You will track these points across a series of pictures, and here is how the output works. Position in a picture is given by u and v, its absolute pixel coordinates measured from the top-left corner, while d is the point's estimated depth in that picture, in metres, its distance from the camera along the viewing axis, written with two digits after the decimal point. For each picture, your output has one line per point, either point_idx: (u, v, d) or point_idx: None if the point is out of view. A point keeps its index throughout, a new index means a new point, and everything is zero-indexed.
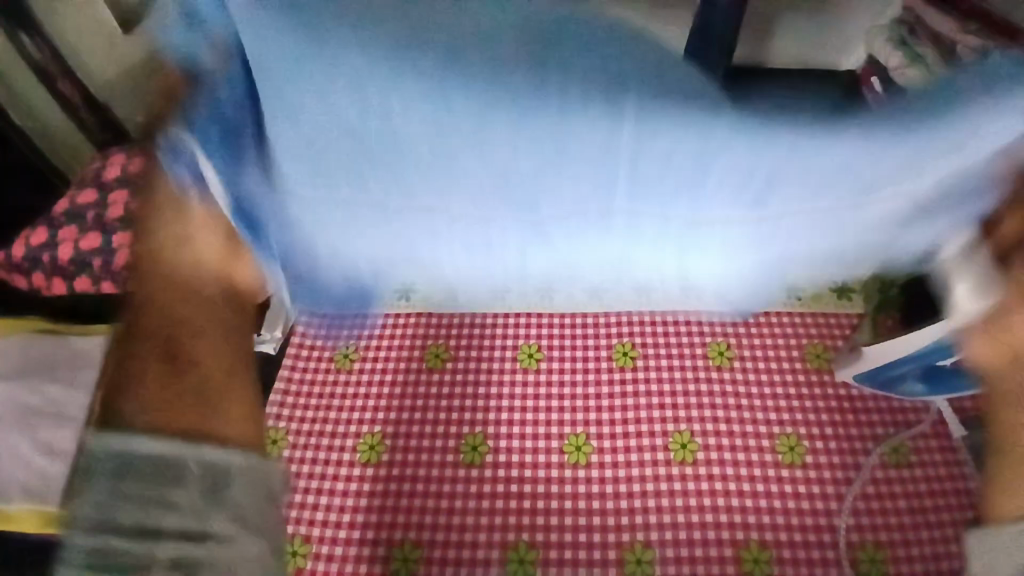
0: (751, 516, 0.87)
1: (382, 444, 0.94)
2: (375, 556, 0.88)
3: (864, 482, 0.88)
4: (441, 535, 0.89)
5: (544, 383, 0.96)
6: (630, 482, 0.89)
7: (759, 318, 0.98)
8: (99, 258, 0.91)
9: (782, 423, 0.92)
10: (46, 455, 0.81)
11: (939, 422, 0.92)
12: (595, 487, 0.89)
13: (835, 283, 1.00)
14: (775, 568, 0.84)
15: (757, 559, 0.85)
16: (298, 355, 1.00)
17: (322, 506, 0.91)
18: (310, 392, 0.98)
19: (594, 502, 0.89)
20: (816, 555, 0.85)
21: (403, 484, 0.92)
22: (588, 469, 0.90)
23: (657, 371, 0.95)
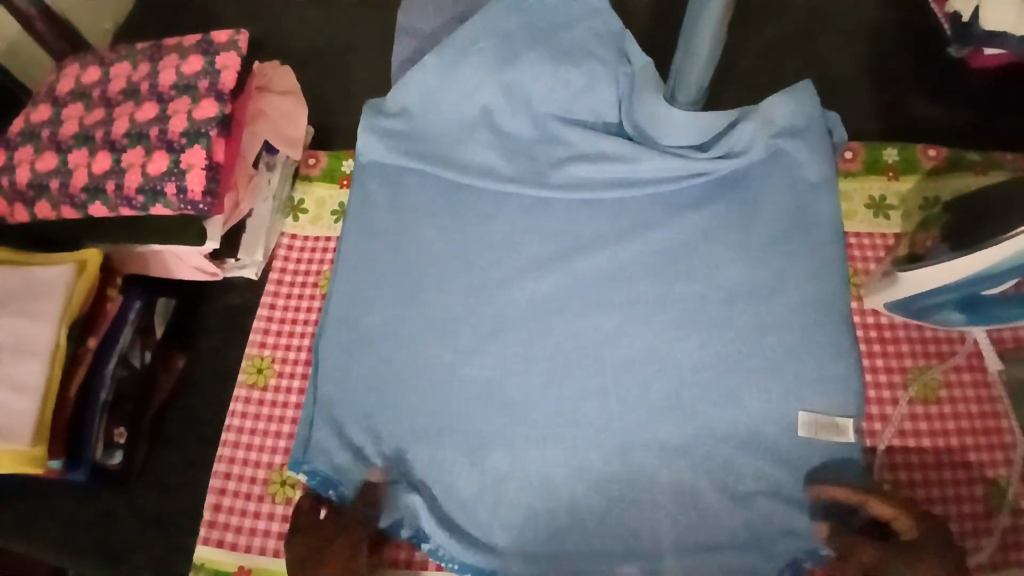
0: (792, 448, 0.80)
1: (331, 359, 0.85)
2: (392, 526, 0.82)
3: (903, 418, 0.82)
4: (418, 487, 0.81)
5: (558, 295, 0.89)
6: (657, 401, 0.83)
7: (862, 240, 0.90)
8: (56, 179, 0.82)
9: (911, 352, 0.85)
10: (9, 391, 0.72)
11: (974, 355, 0.84)
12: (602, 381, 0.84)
13: (873, 199, 0.91)
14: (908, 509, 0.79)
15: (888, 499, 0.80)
16: (281, 279, 0.93)
17: (286, 434, 0.85)
18: (283, 318, 0.90)
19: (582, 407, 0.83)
20: (955, 494, 0.79)
21: (365, 375, 0.84)
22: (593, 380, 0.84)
23: (648, 254, 0.90)
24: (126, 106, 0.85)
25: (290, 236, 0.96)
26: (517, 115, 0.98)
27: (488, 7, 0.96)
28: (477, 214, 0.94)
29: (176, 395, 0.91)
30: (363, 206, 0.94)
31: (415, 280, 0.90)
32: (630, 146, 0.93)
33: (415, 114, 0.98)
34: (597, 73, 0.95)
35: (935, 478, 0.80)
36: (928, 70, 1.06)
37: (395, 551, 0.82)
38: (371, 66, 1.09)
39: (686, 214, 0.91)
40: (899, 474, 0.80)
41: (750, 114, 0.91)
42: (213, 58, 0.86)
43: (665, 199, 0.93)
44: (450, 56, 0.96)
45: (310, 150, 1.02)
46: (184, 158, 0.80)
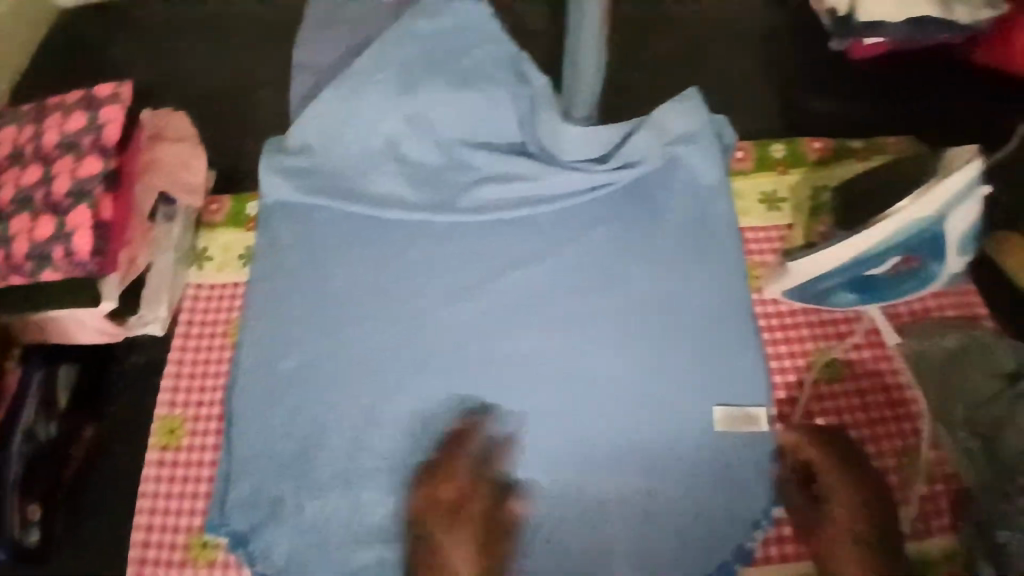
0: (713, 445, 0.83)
1: (246, 409, 0.83)
2: None
3: (812, 401, 0.85)
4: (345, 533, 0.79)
5: (476, 318, 0.89)
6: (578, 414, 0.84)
7: (759, 234, 0.93)
8: None
9: (814, 336, 0.88)
10: None
11: (872, 332, 0.88)
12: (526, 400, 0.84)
13: (764, 194, 0.94)
14: None
15: None
16: (189, 332, 0.90)
17: (203, 494, 0.82)
18: (192, 372, 0.88)
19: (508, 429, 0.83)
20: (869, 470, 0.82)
21: (286, 422, 0.83)
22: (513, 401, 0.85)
23: (561, 268, 0.91)
24: (9, 171, 0.82)
25: (195, 285, 0.93)
26: (422, 142, 0.98)
27: (380, 39, 0.97)
28: (387, 245, 0.93)
29: (89, 464, 0.88)
30: (271, 247, 0.93)
31: (328, 317, 0.88)
32: (533, 164, 0.95)
33: (317, 150, 0.98)
34: (495, 94, 0.96)
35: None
36: (814, 65, 1.11)
37: None
38: (272, 106, 1.08)
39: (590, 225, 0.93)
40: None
41: (643, 123, 0.94)
42: (96, 113, 0.83)
43: (573, 211, 0.94)
44: (347, 91, 0.96)
45: (212, 196, 1.00)
46: (71, 221, 0.77)
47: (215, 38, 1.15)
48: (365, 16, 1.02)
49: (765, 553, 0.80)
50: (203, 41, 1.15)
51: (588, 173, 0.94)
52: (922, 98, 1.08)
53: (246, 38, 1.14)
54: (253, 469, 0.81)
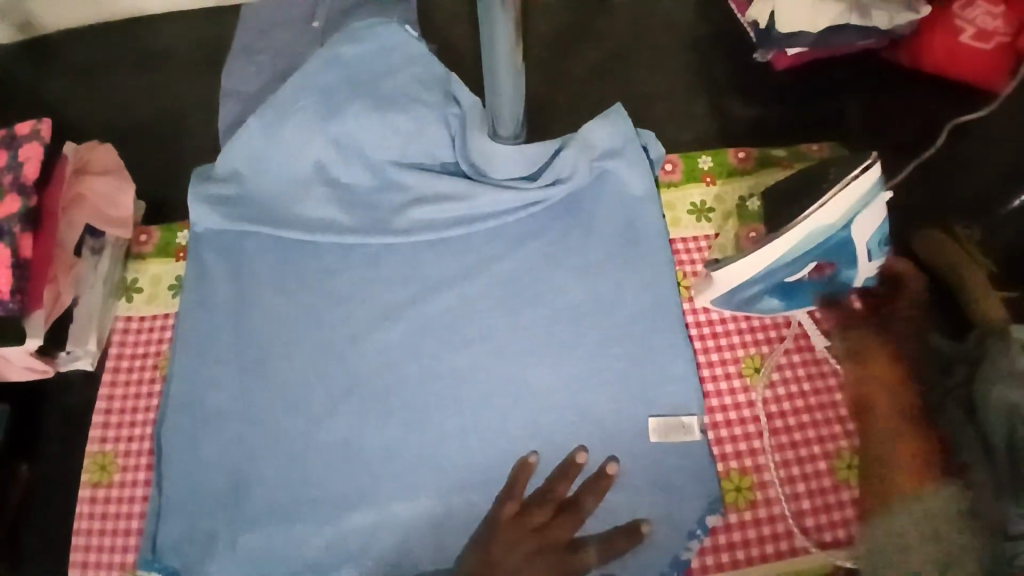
0: (647, 458, 0.84)
1: (177, 442, 0.83)
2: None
3: (744, 407, 0.87)
4: (283, 562, 0.78)
5: (411, 339, 0.89)
6: (514, 432, 0.84)
7: (689, 244, 0.94)
8: None
9: (744, 342, 0.90)
10: None
11: (801, 336, 0.90)
12: (461, 420, 0.85)
13: (693, 204, 0.96)
14: (759, 493, 0.83)
15: (740, 488, 0.84)
16: (118, 365, 0.88)
17: (136, 530, 0.81)
18: (123, 407, 0.86)
19: (445, 448, 0.83)
20: (799, 472, 0.83)
21: (219, 452, 0.82)
22: (449, 420, 0.85)
23: (494, 286, 0.92)
24: None
25: (124, 319, 0.92)
26: (352, 165, 0.98)
27: (304, 66, 0.97)
28: (322, 269, 0.94)
29: (24, 504, 0.86)
30: (201, 275, 0.93)
31: (263, 346, 0.88)
32: (462, 183, 0.96)
33: (247, 177, 0.97)
34: (423, 116, 0.98)
35: (780, 461, 0.84)
36: (742, 74, 1.13)
37: None
38: (206, 134, 1.08)
39: (523, 242, 0.94)
40: (746, 461, 0.85)
41: (571, 139, 0.95)
42: (17, 151, 0.83)
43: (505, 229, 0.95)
44: (274, 117, 0.96)
45: (142, 226, 0.98)
46: None
47: (148, 68, 1.14)
48: (293, 41, 1.03)
49: (701, 562, 0.81)
50: (136, 71, 1.14)
51: (519, 191, 0.94)
52: (847, 103, 1.11)
53: (178, 67, 1.14)
54: (184, 504, 0.80)
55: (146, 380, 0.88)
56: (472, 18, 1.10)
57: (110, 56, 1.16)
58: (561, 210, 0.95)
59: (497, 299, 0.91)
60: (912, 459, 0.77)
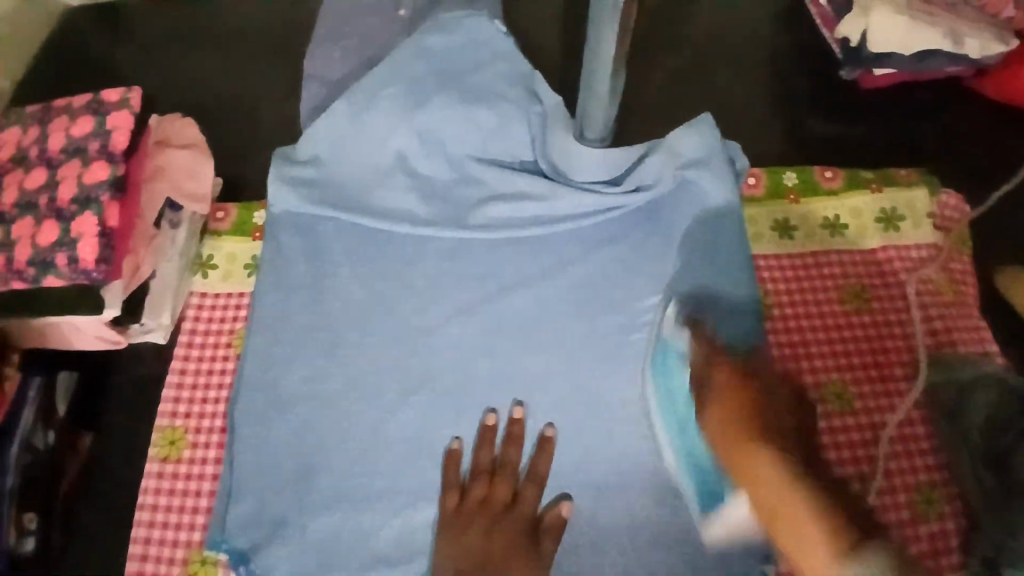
0: None
1: (249, 423, 0.82)
2: None
3: (825, 433, 0.84)
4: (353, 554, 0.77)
5: (485, 337, 0.88)
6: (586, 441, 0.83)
7: (773, 262, 0.92)
8: None
9: (825, 367, 0.87)
10: None
11: (884, 365, 0.87)
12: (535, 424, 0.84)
13: (776, 221, 0.94)
14: None
15: None
16: (192, 342, 0.88)
17: (204, 508, 0.80)
18: (195, 384, 0.86)
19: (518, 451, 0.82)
20: (881, 503, 0.81)
21: (290, 436, 0.82)
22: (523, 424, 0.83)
23: (571, 291, 0.90)
24: (13, 174, 0.81)
25: (200, 294, 0.92)
26: (431, 158, 0.97)
27: (391, 55, 0.96)
28: (398, 259, 0.93)
29: (87, 473, 0.86)
30: (277, 258, 0.92)
31: (337, 334, 0.87)
32: (543, 182, 0.94)
33: (327, 162, 0.97)
34: (507, 112, 0.96)
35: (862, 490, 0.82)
36: (824, 92, 1.11)
37: None
38: (282, 115, 1.07)
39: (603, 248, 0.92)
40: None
41: (657, 146, 0.93)
42: (105, 119, 0.81)
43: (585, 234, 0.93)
44: (358, 103, 0.95)
45: (218, 203, 0.98)
46: (76, 227, 0.75)
47: (224, 44, 1.14)
48: (378, 28, 1.02)
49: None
50: (212, 47, 1.14)
51: (601, 196, 0.93)
52: (933, 127, 1.08)
53: (257, 46, 1.13)
54: (253, 487, 0.79)
55: (219, 358, 0.88)
56: (556, 17, 1.09)
57: (186, 30, 1.15)
58: (644, 218, 0.93)
59: (574, 303, 0.90)
60: (761, 454, 0.70)
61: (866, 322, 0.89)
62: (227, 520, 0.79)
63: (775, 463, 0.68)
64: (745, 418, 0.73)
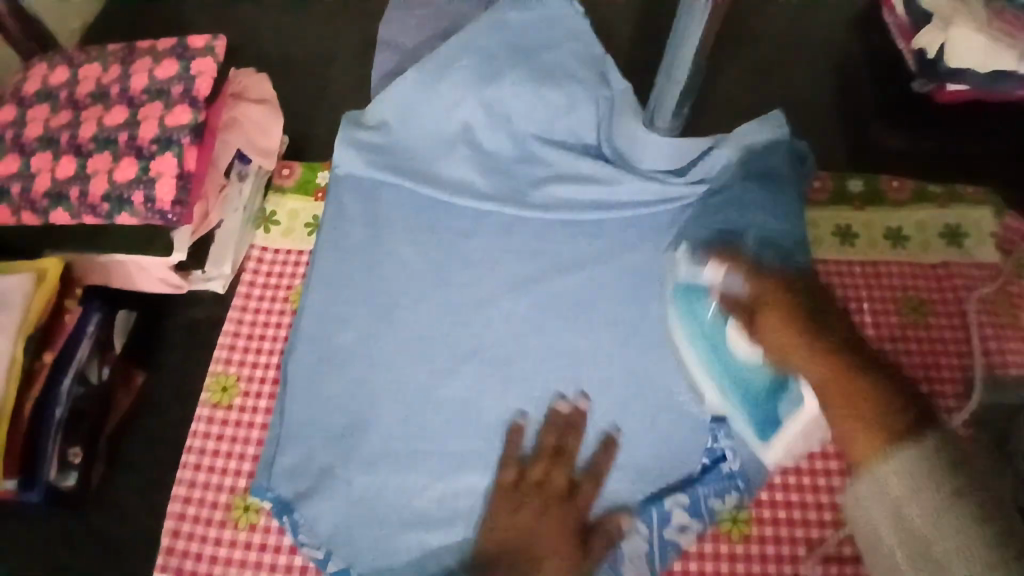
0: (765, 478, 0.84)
1: (300, 376, 0.84)
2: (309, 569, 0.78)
3: None
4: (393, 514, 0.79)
5: (537, 315, 0.88)
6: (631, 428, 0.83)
7: (833, 268, 0.91)
8: (18, 183, 0.79)
9: None
10: None
11: (940, 383, 0.86)
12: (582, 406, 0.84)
13: (838, 227, 0.94)
14: None
15: None
16: (250, 293, 0.90)
17: (250, 456, 0.82)
18: (250, 334, 0.88)
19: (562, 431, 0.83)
20: None
21: (340, 393, 0.84)
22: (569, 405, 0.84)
23: (626, 278, 0.90)
24: (94, 109, 0.82)
25: (260, 248, 0.93)
26: (496, 131, 0.95)
27: (468, 27, 0.95)
28: (455, 231, 0.93)
29: (136, 415, 0.86)
30: (337, 220, 0.93)
31: (392, 298, 0.89)
32: (608, 167, 0.92)
33: (394, 128, 0.97)
34: (581, 93, 0.94)
35: None
36: (894, 103, 1.10)
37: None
38: (350, 79, 1.07)
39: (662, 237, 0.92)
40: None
41: (724, 140, 0.92)
42: (188, 63, 0.82)
43: (645, 221, 0.92)
44: (431, 70, 0.95)
45: (283, 161, 1.00)
46: (154, 167, 0.76)
47: (297, 4, 1.14)
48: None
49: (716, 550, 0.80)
50: (284, 6, 1.14)
51: (663, 186, 0.92)
52: (1007, 149, 1.06)
53: (330, 9, 1.14)
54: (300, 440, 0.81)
55: (274, 312, 0.89)
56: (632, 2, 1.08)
57: None
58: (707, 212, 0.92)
59: (627, 290, 0.90)
60: (859, 427, 0.65)
61: (923, 338, 0.88)
62: (271, 470, 0.80)
63: (814, 369, 0.70)
64: (800, 310, 0.73)
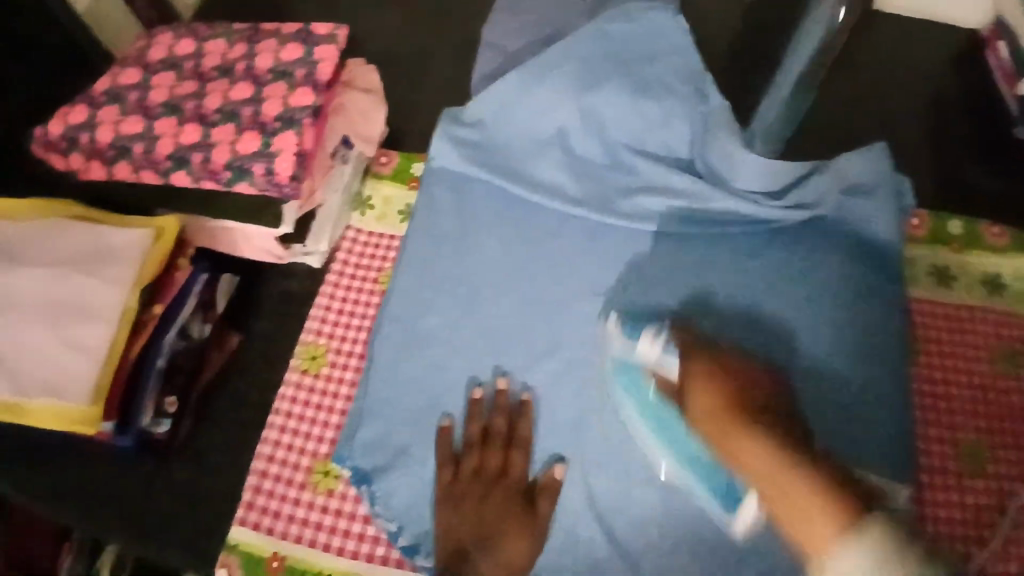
0: None
1: (385, 356, 0.87)
2: (377, 539, 0.81)
3: (958, 490, 0.81)
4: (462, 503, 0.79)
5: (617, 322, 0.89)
6: None
7: (926, 308, 0.91)
8: (139, 144, 0.81)
9: (965, 424, 0.85)
10: (72, 351, 0.71)
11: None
12: None
13: (936, 266, 0.93)
14: None
15: None
16: (343, 270, 0.95)
17: (332, 425, 0.86)
18: (340, 311, 0.92)
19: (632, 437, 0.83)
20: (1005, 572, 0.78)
21: (422, 374, 0.87)
22: None
23: (710, 293, 0.89)
24: (219, 83, 0.84)
25: (355, 229, 0.98)
26: (591, 139, 0.97)
27: (572, 34, 0.97)
28: (543, 232, 0.95)
29: (223, 377, 0.89)
30: (430, 211, 0.96)
31: (479, 292, 0.92)
32: (701, 185, 0.92)
33: (492, 127, 1.00)
34: (679, 108, 0.95)
35: (989, 556, 0.78)
36: (991, 145, 1.08)
37: (383, 548, 0.80)
38: (445, 74, 1.10)
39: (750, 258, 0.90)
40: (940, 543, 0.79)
41: (824, 168, 0.91)
42: (313, 49, 0.85)
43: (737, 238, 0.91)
44: (535, 73, 0.97)
45: (381, 149, 1.04)
46: (276, 143, 0.79)
47: None
48: (560, 8, 1.05)
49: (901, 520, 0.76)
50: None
51: (757, 208, 0.90)
52: None
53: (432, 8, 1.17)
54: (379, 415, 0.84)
55: (364, 292, 0.94)
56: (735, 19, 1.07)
57: None
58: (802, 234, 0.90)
59: (713, 306, 0.88)
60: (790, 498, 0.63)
61: (1012, 388, 0.86)
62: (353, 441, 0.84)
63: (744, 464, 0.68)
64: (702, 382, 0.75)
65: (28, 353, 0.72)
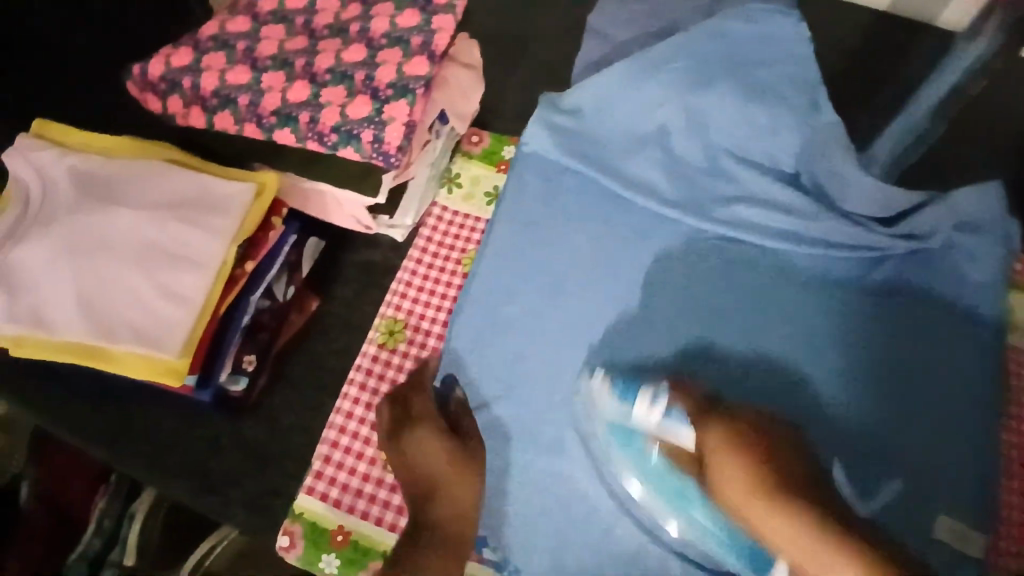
0: None
1: (464, 340, 0.85)
2: None
3: None
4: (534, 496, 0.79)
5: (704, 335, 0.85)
6: None
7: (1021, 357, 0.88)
8: (245, 95, 0.79)
9: None
10: (165, 299, 0.70)
11: None
12: None
13: None
14: None
15: None
16: (427, 247, 0.93)
17: None
18: (421, 288, 0.90)
19: None
20: None
21: (500, 363, 0.85)
22: None
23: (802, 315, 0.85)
24: (331, 42, 0.82)
25: (441, 206, 0.96)
26: (693, 139, 0.93)
27: (689, 30, 0.93)
28: (631, 231, 0.91)
29: (300, 340, 0.88)
30: (518, 198, 0.93)
31: (562, 286, 0.89)
32: (805, 201, 0.88)
33: (590, 118, 0.96)
34: (791, 117, 0.90)
35: None
36: None
37: None
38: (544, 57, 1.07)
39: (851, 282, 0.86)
40: None
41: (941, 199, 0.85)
42: (430, 18, 0.82)
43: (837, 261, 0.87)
44: (645, 66, 0.93)
45: (472, 128, 1.01)
46: (388, 111, 0.77)
47: None
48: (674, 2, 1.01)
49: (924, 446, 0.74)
50: None
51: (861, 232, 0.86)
52: None
53: None
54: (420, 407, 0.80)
55: (447, 271, 0.92)
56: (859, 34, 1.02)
57: None
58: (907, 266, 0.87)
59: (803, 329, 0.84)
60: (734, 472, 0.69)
61: None
62: None
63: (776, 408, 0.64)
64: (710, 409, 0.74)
65: (118, 294, 0.70)
